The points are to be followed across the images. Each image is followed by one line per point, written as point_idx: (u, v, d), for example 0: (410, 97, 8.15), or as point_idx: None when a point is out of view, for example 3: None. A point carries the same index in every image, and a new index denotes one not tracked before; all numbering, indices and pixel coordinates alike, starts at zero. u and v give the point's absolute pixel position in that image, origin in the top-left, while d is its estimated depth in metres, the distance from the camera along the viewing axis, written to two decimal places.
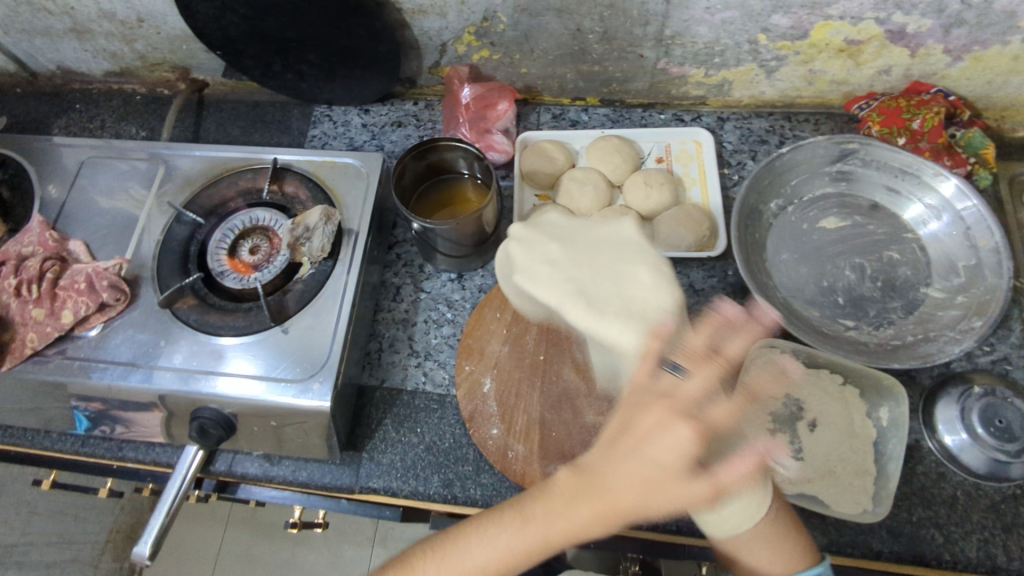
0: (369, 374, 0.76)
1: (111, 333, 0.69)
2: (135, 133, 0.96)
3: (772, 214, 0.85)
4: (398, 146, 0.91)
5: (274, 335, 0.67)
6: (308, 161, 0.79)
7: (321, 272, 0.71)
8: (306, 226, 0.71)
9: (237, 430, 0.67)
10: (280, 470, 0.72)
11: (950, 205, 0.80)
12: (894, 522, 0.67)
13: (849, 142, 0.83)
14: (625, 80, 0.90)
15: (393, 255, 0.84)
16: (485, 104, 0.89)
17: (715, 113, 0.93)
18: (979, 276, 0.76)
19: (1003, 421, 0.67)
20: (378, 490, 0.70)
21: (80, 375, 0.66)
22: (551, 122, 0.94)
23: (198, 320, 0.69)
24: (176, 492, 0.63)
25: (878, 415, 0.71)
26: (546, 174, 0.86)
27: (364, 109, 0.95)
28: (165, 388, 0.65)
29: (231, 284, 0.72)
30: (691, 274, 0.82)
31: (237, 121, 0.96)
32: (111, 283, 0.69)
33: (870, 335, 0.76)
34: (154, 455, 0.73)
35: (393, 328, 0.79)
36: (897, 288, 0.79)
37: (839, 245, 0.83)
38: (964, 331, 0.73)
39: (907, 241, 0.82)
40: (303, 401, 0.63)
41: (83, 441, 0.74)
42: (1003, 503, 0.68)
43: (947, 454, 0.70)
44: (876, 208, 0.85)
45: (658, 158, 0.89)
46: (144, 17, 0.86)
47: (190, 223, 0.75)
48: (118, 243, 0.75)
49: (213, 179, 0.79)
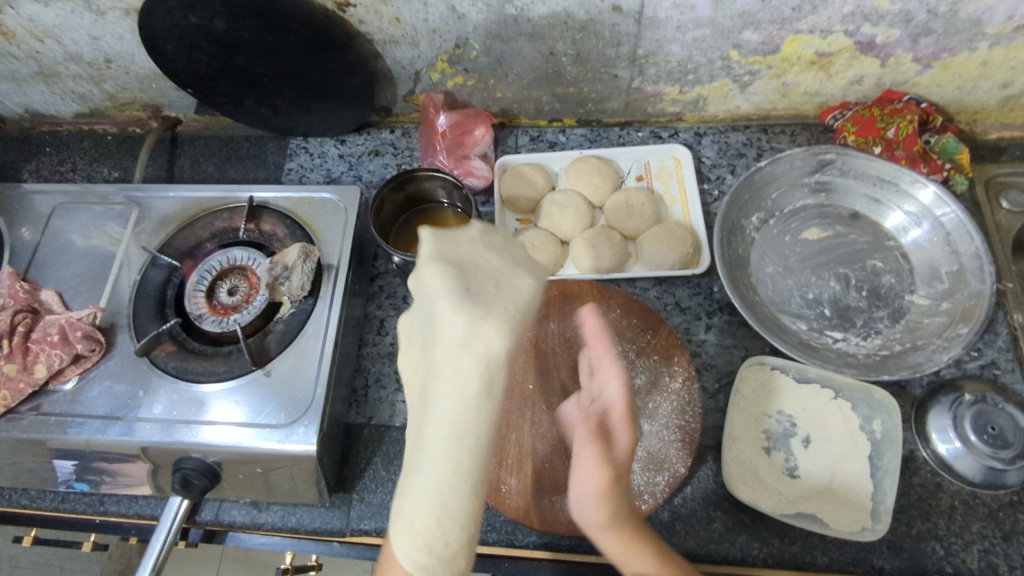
0: (356, 412, 0.75)
1: (87, 386, 0.67)
2: (108, 174, 0.94)
3: (754, 228, 0.85)
4: (376, 176, 0.91)
5: (256, 378, 0.66)
6: (285, 197, 0.78)
7: (302, 312, 0.70)
8: (285, 265, 0.70)
9: (222, 478, 0.65)
10: (269, 517, 0.70)
11: (930, 211, 0.81)
12: (893, 537, 0.67)
13: (827, 152, 0.84)
14: (601, 100, 0.90)
15: (376, 287, 0.83)
16: (462, 130, 0.89)
17: (692, 129, 0.94)
18: (962, 282, 0.77)
19: (996, 427, 0.67)
20: (370, 532, 0.68)
21: (56, 431, 0.64)
22: (529, 145, 0.94)
23: (177, 367, 0.67)
24: (161, 546, 0.61)
25: (871, 428, 0.70)
26: (526, 199, 0.85)
27: (340, 140, 0.94)
28: (145, 441, 0.63)
29: (210, 327, 0.70)
30: (676, 292, 0.82)
31: (212, 158, 0.95)
32: (84, 333, 0.67)
33: (858, 346, 0.76)
34: (138, 508, 0.71)
35: (378, 362, 0.78)
36: (882, 297, 0.79)
37: (823, 255, 0.83)
38: (950, 338, 0.73)
39: (889, 249, 0.82)
40: (289, 445, 0.62)
41: (62, 498, 0.72)
42: (1001, 510, 0.68)
43: (942, 463, 0.70)
44: (856, 217, 0.85)
45: (637, 177, 0.89)
46: (112, 58, 0.85)
47: (165, 267, 0.74)
48: (92, 291, 0.73)
49: (188, 220, 0.77)
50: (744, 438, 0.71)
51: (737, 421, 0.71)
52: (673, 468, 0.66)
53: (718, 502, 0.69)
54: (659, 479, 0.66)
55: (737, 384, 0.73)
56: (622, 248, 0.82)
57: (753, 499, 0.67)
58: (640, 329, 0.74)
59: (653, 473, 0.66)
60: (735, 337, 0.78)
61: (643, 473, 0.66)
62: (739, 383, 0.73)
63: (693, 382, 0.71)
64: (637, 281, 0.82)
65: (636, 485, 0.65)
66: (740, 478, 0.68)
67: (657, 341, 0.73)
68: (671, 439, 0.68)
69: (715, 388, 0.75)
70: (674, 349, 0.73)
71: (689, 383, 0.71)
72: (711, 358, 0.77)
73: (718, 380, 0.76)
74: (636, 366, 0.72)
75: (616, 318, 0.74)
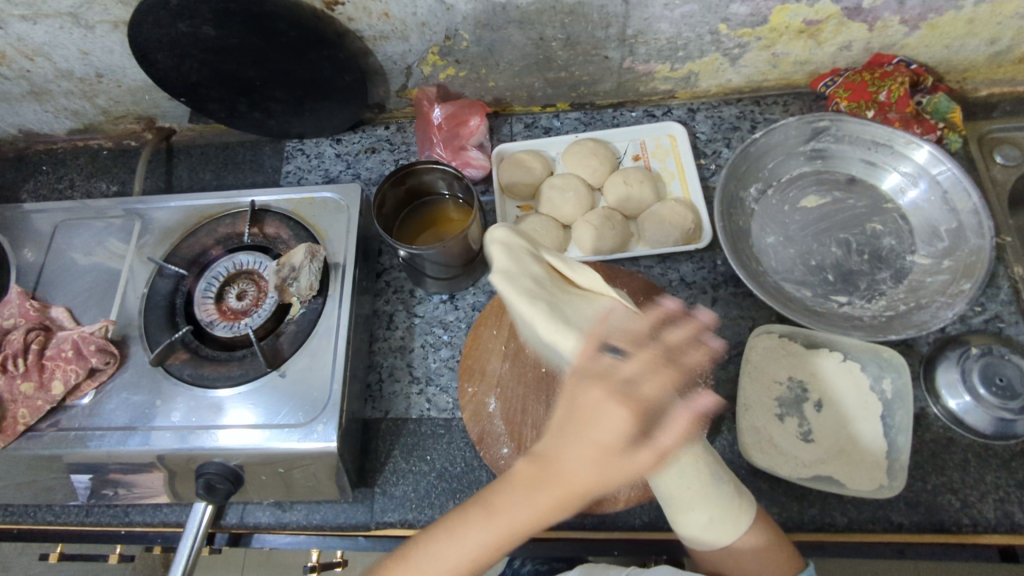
0: (372, 407, 0.76)
1: (104, 399, 0.67)
2: (106, 189, 0.94)
3: (753, 199, 0.86)
4: (375, 172, 0.91)
5: (272, 380, 0.66)
6: (286, 199, 0.78)
7: (312, 311, 0.70)
8: (292, 266, 0.70)
9: (244, 481, 0.66)
10: (293, 516, 0.71)
11: (926, 171, 0.81)
12: (910, 493, 0.68)
13: (820, 120, 0.84)
14: (593, 82, 0.91)
15: (382, 283, 0.83)
16: (457, 121, 0.89)
17: (685, 105, 0.94)
18: (962, 239, 0.77)
19: (1004, 379, 0.68)
20: (395, 523, 0.69)
21: (77, 445, 0.65)
22: (524, 132, 0.94)
23: (193, 374, 0.68)
24: (188, 551, 0.61)
25: (882, 387, 0.71)
26: (526, 185, 0.86)
27: (335, 139, 0.94)
28: (162, 449, 0.64)
29: (222, 332, 0.70)
30: (681, 267, 0.82)
31: (209, 166, 0.95)
32: (98, 347, 0.67)
33: (863, 309, 0.77)
34: (163, 515, 0.71)
35: (391, 356, 0.79)
36: (884, 258, 0.80)
37: (823, 222, 0.84)
38: (954, 295, 0.74)
39: (887, 212, 0.83)
40: (308, 444, 0.63)
41: (87, 512, 0.72)
42: (1013, 460, 0.69)
43: (953, 418, 0.71)
44: (853, 181, 0.86)
45: (634, 156, 0.90)
46: (103, 72, 0.84)
47: (172, 276, 0.74)
48: (101, 305, 0.73)
49: (191, 229, 0.77)
50: (757, 406, 0.72)
51: (749, 389, 0.72)
52: None
53: (736, 472, 0.70)
54: None
55: (747, 353, 0.74)
56: (624, 228, 0.83)
57: (769, 465, 0.68)
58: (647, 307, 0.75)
59: None
60: (741, 308, 0.79)
61: None
62: (749, 352, 0.74)
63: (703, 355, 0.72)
64: (641, 260, 0.83)
65: None
66: (755, 445, 0.69)
67: None
68: None
69: (725, 359, 0.76)
70: None
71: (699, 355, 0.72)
72: (720, 330, 0.78)
73: (728, 351, 0.77)
74: None
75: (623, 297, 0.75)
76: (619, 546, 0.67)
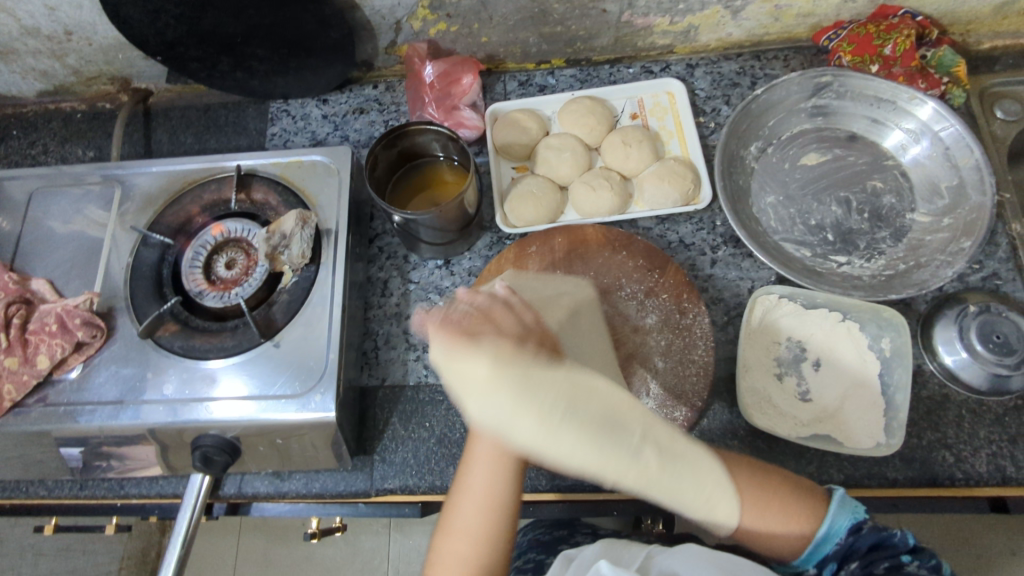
0: (368, 375, 0.75)
1: (92, 373, 0.66)
2: (82, 154, 0.90)
3: (753, 157, 0.84)
4: (364, 134, 0.88)
5: (266, 350, 0.65)
6: (273, 163, 0.75)
7: (306, 279, 0.68)
8: (283, 234, 0.68)
9: (242, 452, 0.65)
10: (292, 485, 0.70)
11: (928, 127, 0.80)
12: (905, 449, 0.69)
13: (823, 76, 0.82)
14: (590, 37, 0.87)
15: (375, 248, 0.81)
16: (450, 79, 0.85)
17: (683, 61, 0.91)
18: (963, 196, 0.77)
19: (1000, 336, 0.68)
20: (395, 490, 0.69)
21: (67, 420, 0.63)
22: (518, 90, 0.91)
23: (184, 346, 0.66)
24: (188, 523, 0.59)
25: (880, 346, 0.71)
26: (521, 146, 0.83)
27: (322, 99, 0.91)
28: (159, 422, 0.62)
29: (212, 303, 0.68)
30: (679, 229, 0.81)
31: (189, 128, 0.91)
32: (83, 320, 0.65)
33: (863, 268, 0.77)
34: (159, 488, 0.71)
35: (386, 324, 0.77)
36: (884, 217, 0.79)
37: (823, 180, 0.82)
38: (953, 253, 0.74)
39: (888, 168, 0.82)
40: (307, 414, 0.62)
41: (81, 485, 0.72)
42: (1007, 415, 0.70)
43: (948, 374, 0.71)
44: (854, 137, 0.84)
45: (632, 114, 0.87)
46: (72, 29, 0.80)
47: (157, 245, 0.71)
48: (84, 276, 0.71)
49: (175, 195, 0.74)
50: (756, 367, 0.71)
51: (750, 350, 0.72)
52: (690, 403, 0.68)
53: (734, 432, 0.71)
54: (677, 414, 0.67)
55: (747, 315, 0.74)
56: (623, 189, 0.81)
57: (769, 426, 0.68)
58: (647, 270, 0.74)
59: (670, 408, 0.68)
60: (740, 270, 0.78)
61: (662, 411, 0.67)
62: (749, 314, 0.74)
63: (704, 316, 0.71)
64: (639, 221, 0.81)
65: None
66: (755, 405, 0.69)
67: (665, 280, 0.73)
68: (685, 373, 0.69)
69: (724, 321, 0.76)
70: (683, 287, 0.73)
71: (700, 317, 0.71)
72: (719, 292, 0.78)
73: (726, 313, 0.76)
74: (646, 307, 0.72)
75: (623, 260, 0.74)
76: (618, 507, 0.68)
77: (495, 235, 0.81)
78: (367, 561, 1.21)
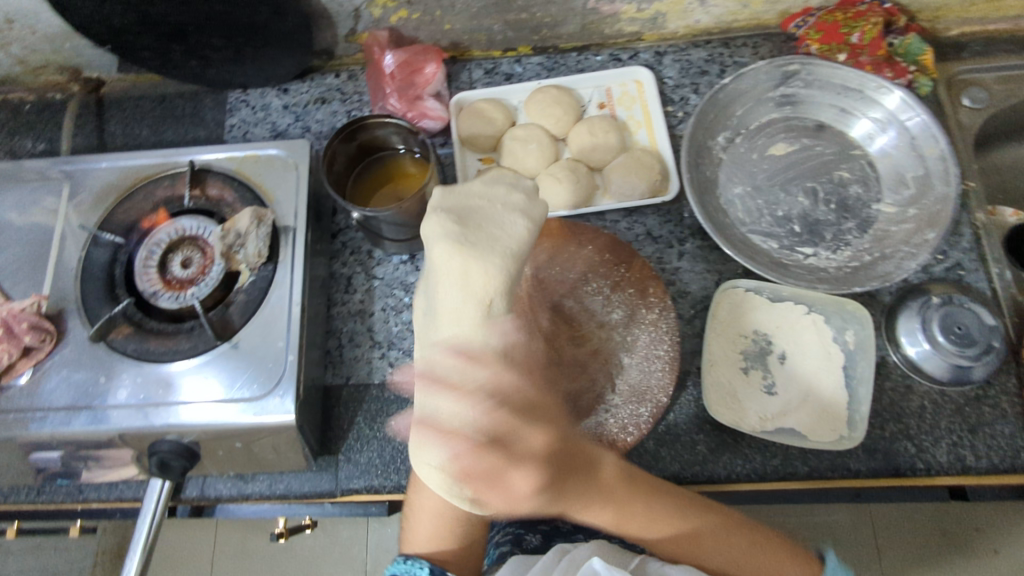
0: (333, 373, 0.74)
1: (42, 378, 0.64)
2: (33, 147, 0.87)
3: (720, 148, 0.83)
4: (326, 125, 0.86)
5: (224, 352, 0.63)
6: (229, 157, 0.73)
7: (263, 279, 0.67)
8: (237, 232, 0.67)
9: (200, 456, 0.64)
10: (255, 486, 0.69)
11: (895, 117, 0.80)
12: (868, 440, 0.70)
13: (791, 64, 0.81)
14: (556, 24, 0.86)
15: (339, 244, 0.80)
16: (412, 69, 0.83)
17: (652, 48, 0.89)
18: (928, 186, 0.77)
19: (962, 327, 0.69)
20: (360, 490, 0.69)
21: (17, 428, 0.61)
22: (484, 78, 0.89)
23: (138, 350, 0.64)
24: (148, 529, 0.58)
25: (845, 338, 0.72)
26: (486, 137, 0.82)
27: (282, 89, 0.88)
28: (113, 428, 0.61)
29: (167, 304, 0.67)
30: (647, 221, 0.80)
31: (145, 120, 0.88)
32: (31, 324, 0.64)
33: (829, 259, 0.77)
34: (119, 492, 0.69)
35: (350, 321, 0.76)
36: (850, 207, 0.79)
37: (790, 170, 0.82)
38: (918, 244, 0.74)
39: (855, 158, 0.82)
40: (266, 417, 0.60)
41: (38, 491, 0.70)
42: (967, 405, 0.71)
43: (911, 365, 0.72)
44: (822, 127, 0.84)
45: (599, 104, 0.86)
46: (12, 17, 0.77)
47: (109, 244, 0.69)
48: (32, 277, 0.68)
49: (127, 192, 0.72)
50: (722, 362, 0.71)
51: (715, 344, 0.72)
52: (656, 398, 0.68)
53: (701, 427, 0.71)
54: (642, 410, 0.67)
55: (714, 309, 0.74)
56: (589, 181, 0.80)
57: (733, 420, 0.69)
58: (614, 264, 0.73)
59: (636, 404, 0.67)
60: (707, 262, 0.78)
61: (627, 407, 0.67)
62: (715, 308, 0.74)
63: (669, 310, 0.71)
64: (607, 214, 0.80)
65: (621, 419, 0.67)
66: (720, 400, 0.70)
67: (631, 274, 0.73)
68: (651, 369, 0.69)
69: (691, 314, 0.75)
70: (649, 281, 0.72)
71: (666, 312, 0.71)
72: (686, 285, 0.77)
73: (693, 306, 0.76)
74: (612, 302, 0.72)
75: (588, 255, 0.74)
76: None
77: None
78: (345, 551, 1.21)
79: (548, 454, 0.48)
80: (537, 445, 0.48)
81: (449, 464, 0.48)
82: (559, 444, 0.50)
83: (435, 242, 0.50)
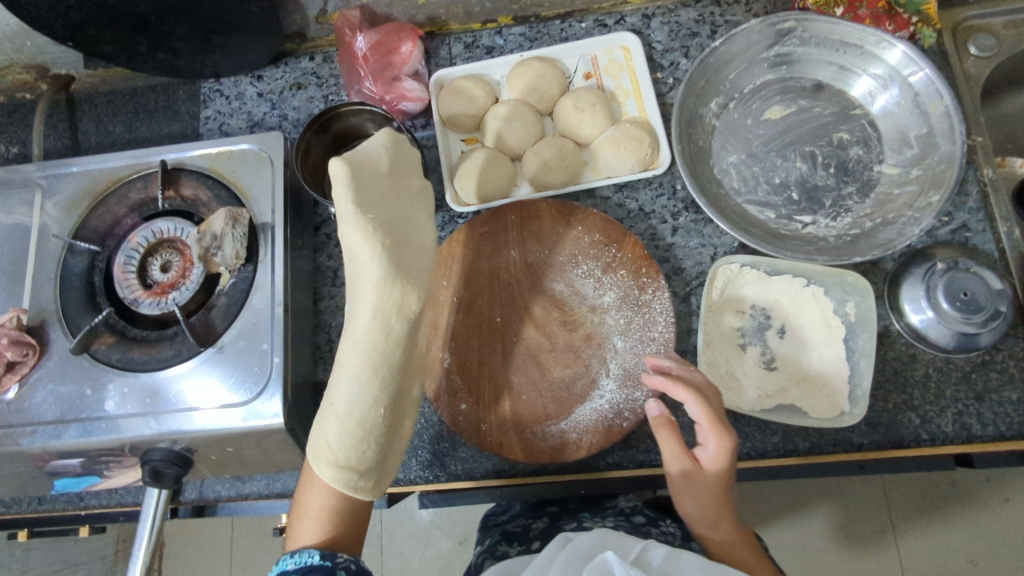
0: (323, 369, 0.72)
1: (30, 392, 0.63)
2: (6, 151, 0.85)
3: (713, 115, 0.80)
4: (302, 112, 0.83)
5: (208, 357, 0.62)
6: (202, 154, 0.71)
7: (243, 280, 0.65)
8: (213, 235, 0.65)
9: (193, 462, 0.64)
10: (253, 486, 0.70)
11: (897, 72, 0.75)
12: (872, 413, 0.68)
13: (786, 21, 0.76)
14: None
15: (322, 236, 0.77)
16: (386, 49, 0.80)
17: (639, 11, 0.85)
18: (932, 145, 0.73)
19: (968, 293, 0.65)
20: None
21: (9, 443, 0.61)
22: (464, 53, 0.85)
23: (122, 359, 0.64)
24: (148, 534, 0.58)
25: (846, 310, 0.69)
26: (468, 117, 0.78)
27: (256, 76, 0.85)
28: (102, 440, 0.60)
29: (149, 310, 0.66)
30: (639, 196, 0.77)
31: (118, 116, 0.85)
32: (11, 339, 0.62)
33: (828, 228, 0.74)
34: (120, 497, 0.71)
35: (338, 315, 0.74)
36: (851, 171, 0.76)
37: (787, 135, 0.78)
38: (921, 208, 0.71)
39: (855, 118, 0.78)
40: (253, 423, 0.60)
41: (40, 500, 0.71)
42: (973, 372, 0.69)
43: (915, 334, 0.69)
44: (821, 87, 0.79)
45: (586, 74, 0.82)
46: None
47: (85, 252, 0.68)
48: (10, 289, 0.67)
49: (100, 196, 0.70)
50: (718, 340, 0.70)
51: (710, 323, 0.70)
52: None
53: None
54: (638, 394, 0.66)
55: (707, 290, 0.71)
56: (577, 158, 0.77)
57: (732, 402, 0.67)
58: (604, 245, 0.71)
59: (632, 389, 0.66)
60: (702, 236, 0.75)
61: (622, 391, 0.66)
62: (709, 287, 0.71)
63: (663, 290, 0.68)
64: (597, 191, 0.77)
65: (615, 403, 0.66)
66: (717, 380, 0.68)
67: (623, 254, 0.70)
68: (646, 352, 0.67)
69: (686, 292, 0.73)
70: (642, 260, 0.70)
71: (659, 293, 0.68)
72: (680, 261, 0.75)
73: (688, 284, 0.74)
74: (604, 284, 0.70)
75: (578, 237, 0.71)
76: (585, 487, 0.68)
77: (446, 214, 0.78)
78: None
79: (723, 482, 0.57)
80: (718, 475, 0.56)
81: (349, 446, 0.52)
82: (730, 476, 0.58)
83: (373, 266, 0.52)
